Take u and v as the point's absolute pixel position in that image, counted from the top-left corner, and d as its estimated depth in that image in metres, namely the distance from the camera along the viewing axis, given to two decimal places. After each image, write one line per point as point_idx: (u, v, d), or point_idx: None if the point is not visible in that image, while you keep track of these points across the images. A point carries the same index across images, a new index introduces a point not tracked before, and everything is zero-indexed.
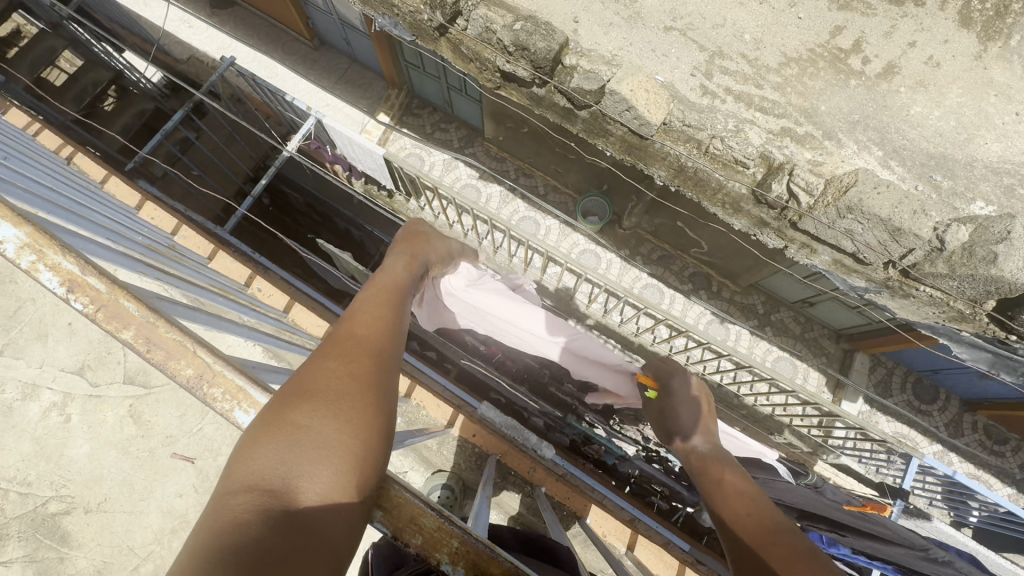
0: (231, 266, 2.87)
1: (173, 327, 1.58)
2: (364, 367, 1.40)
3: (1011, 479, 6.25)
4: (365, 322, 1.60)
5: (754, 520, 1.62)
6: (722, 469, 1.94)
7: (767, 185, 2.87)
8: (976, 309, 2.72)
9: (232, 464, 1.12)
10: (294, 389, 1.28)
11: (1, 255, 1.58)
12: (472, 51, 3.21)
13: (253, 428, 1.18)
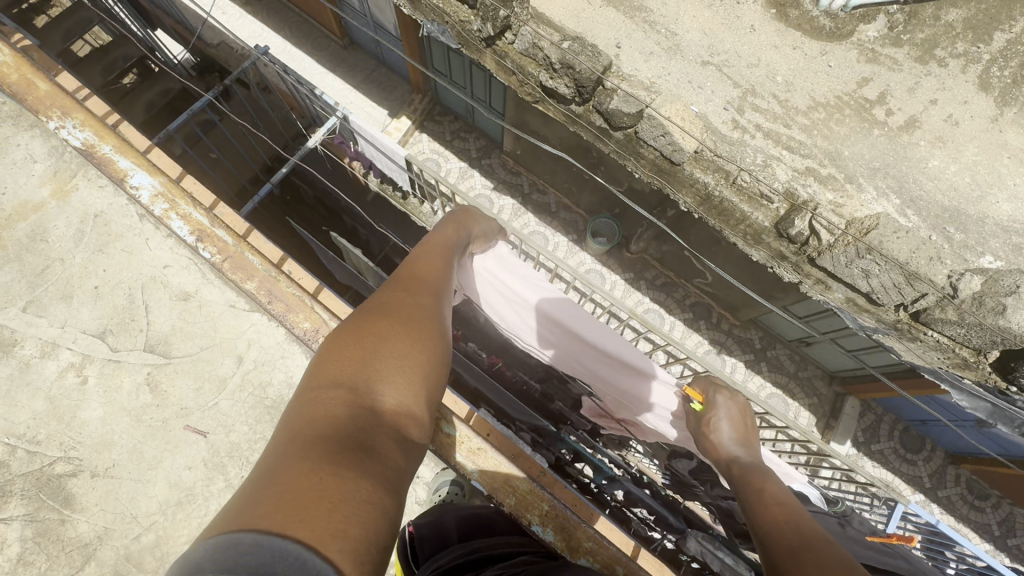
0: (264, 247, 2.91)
1: (287, 285, 2.78)
2: (421, 313, 1.65)
3: (989, 535, 6.32)
4: (416, 273, 1.88)
5: (789, 531, 1.71)
6: (763, 483, 2.05)
7: (789, 220, 2.99)
8: (980, 357, 2.86)
9: (319, 372, 1.39)
10: (358, 321, 1.55)
11: (141, 198, 2.83)
12: (517, 65, 3.34)
13: (332, 345, 1.46)
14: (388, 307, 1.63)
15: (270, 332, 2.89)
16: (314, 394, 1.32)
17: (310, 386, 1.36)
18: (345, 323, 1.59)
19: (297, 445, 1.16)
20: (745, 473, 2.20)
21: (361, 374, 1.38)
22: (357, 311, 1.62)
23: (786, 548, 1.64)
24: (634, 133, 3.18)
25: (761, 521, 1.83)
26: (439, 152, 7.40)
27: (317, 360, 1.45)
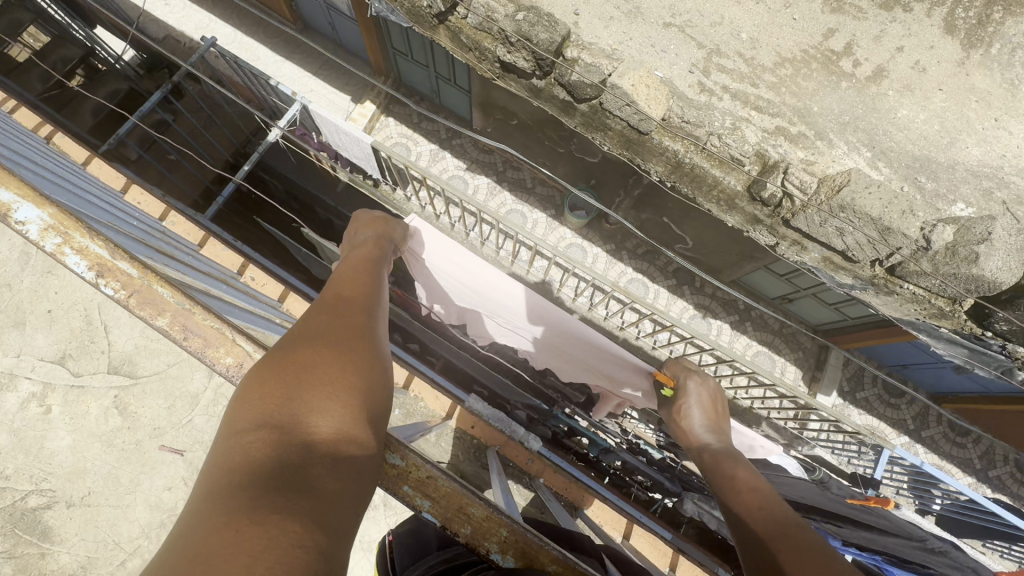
0: (223, 254, 2.82)
1: (208, 315, 1.80)
2: (348, 334, 1.58)
3: (971, 468, 6.55)
4: (340, 294, 1.80)
5: (765, 521, 1.67)
6: (736, 468, 2.04)
7: (762, 183, 2.92)
8: (955, 306, 2.84)
9: (242, 412, 1.29)
10: (278, 355, 1.46)
11: (26, 236, 1.77)
12: (472, 40, 3.18)
13: (254, 383, 1.37)
14: (312, 333, 1.55)
15: None
16: (236, 438, 1.22)
17: (230, 429, 1.26)
18: (264, 358, 1.49)
19: (215, 497, 1.06)
20: (718, 459, 2.18)
21: (287, 407, 1.29)
22: (279, 343, 1.53)
23: (762, 536, 1.61)
24: (599, 104, 3.07)
25: (736, 508, 1.80)
26: (406, 136, 7.19)
27: (238, 399, 1.35)
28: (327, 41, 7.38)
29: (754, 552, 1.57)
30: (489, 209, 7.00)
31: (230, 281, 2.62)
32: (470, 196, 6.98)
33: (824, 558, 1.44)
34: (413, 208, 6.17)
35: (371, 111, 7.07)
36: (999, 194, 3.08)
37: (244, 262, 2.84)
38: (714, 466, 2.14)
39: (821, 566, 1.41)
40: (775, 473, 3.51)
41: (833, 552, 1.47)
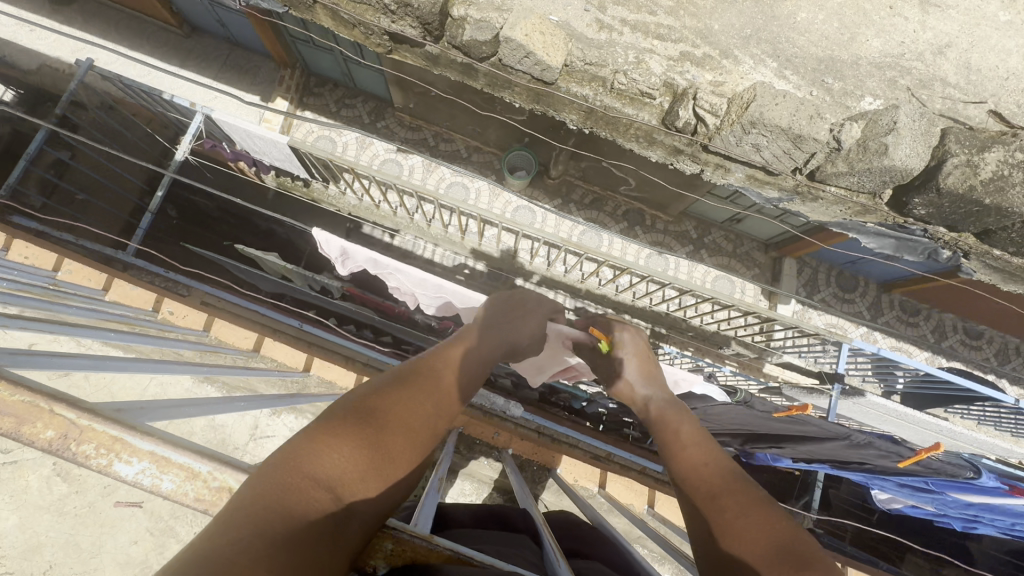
0: (132, 294, 3.17)
1: (20, 388, 1.48)
2: (435, 423, 1.44)
3: (928, 345, 6.86)
4: (456, 375, 1.63)
5: (707, 478, 1.62)
6: (676, 425, 1.95)
7: (674, 112, 2.90)
8: (877, 200, 2.96)
9: (311, 446, 1.19)
10: (375, 416, 1.34)
11: None
12: (354, 16, 2.98)
13: (337, 424, 1.28)
14: (414, 412, 1.41)
15: (175, 387, 2.73)
16: (301, 479, 1.10)
17: (301, 460, 1.15)
18: (362, 400, 1.38)
19: (254, 553, 0.93)
20: (662, 415, 2.08)
21: (356, 486, 1.18)
22: (379, 395, 1.40)
23: (706, 498, 1.55)
24: (499, 61, 2.95)
25: (677, 468, 1.72)
26: (327, 128, 6.83)
27: (321, 432, 1.24)
28: (219, 40, 6.85)
29: (699, 517, 1.51)
30: (428, 188, 6.78)
31: (138, 324, 2.75)
32: (406, 178, 6.73)
33: (765, 514, 1.43)
34: (349, 202, 5.88)
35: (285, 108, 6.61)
36: (903, 82, 3.12)
37: (157, 299, 3.17)
38: (658, 425, 2.04)
39: (763, 526, 1.40)
40: (703, 404, 3.31)
41: (772, 506, 1.46)
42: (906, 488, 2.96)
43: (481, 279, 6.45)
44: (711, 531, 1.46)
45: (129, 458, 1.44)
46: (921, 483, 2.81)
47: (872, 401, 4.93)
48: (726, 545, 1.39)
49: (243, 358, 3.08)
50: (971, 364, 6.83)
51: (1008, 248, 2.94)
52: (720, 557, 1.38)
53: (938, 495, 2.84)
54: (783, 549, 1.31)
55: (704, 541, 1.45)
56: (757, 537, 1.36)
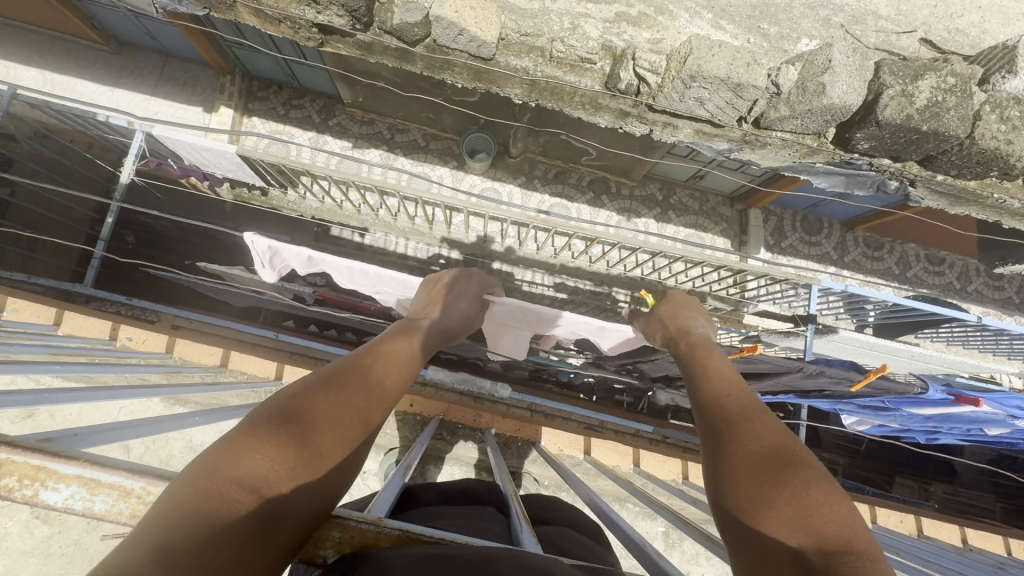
0: (85, 325, 3.11)
1: None
2: (367, 414, 1.44)
3: (895, 277, 7.03)
4: (382, 370, 1.59)
5: (731, 408, 1.64)
6: (708, 365, 1.97)
7: (616, 75, 2.90)
8: (823, 141, 3.02)
9: (238, 444, 1.16)
10: (299, 416, 1.30)
11: None
12: (278, 11, 2.88)
13: (267, 420, 1.26)
14: (337, 410, 1.37)
15: (147, 410, 2.95)
16: (221, 486, 1.06)
17: (220, 468, 1.10)
18: (286, 402, 1.33)
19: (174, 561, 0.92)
20: (697, 354, 2.11)
21: (280, 488, 1.15)
22: (301, 396, 1.35)
23: (724, 421, 1.59)
24: (433, 42, 2.92)
25: (705, 399, 1.76)
26: (278, 132, 6.61)
27: (243, 437, 1.18)
28: (149, 52, 6.52)
29: (716, 437, 1.55)
30: (389, 182, 6.64)
31: (95, 353, 2.71)
32: (365, 175, 6.59)
33: (783, 436, 1.46)
34: (310, 205, 5.72)
35: (231, 116, 6.36)
36: (837, 20, 3.15)
37: (113, 326, 3.16)
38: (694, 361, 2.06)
39: (776, 447, 1.42)
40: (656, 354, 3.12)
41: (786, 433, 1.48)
42: (866, 411, 3.12)
43: (458, 267, 6.38)
44: (724, 447, 1.49)
45: (59, 484, 1.29)
46: (879, 403, 2.95)
47: (845, 336, 5.06)
48: (732, 462, 1.43)
49: (211, 374, 3.07)
50: (937, 290, 7.01)
51: (951, 171, 3.02)
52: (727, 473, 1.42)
53: (895, 413, 3.01)
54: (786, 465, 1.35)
55: (713, 460, 1.49)
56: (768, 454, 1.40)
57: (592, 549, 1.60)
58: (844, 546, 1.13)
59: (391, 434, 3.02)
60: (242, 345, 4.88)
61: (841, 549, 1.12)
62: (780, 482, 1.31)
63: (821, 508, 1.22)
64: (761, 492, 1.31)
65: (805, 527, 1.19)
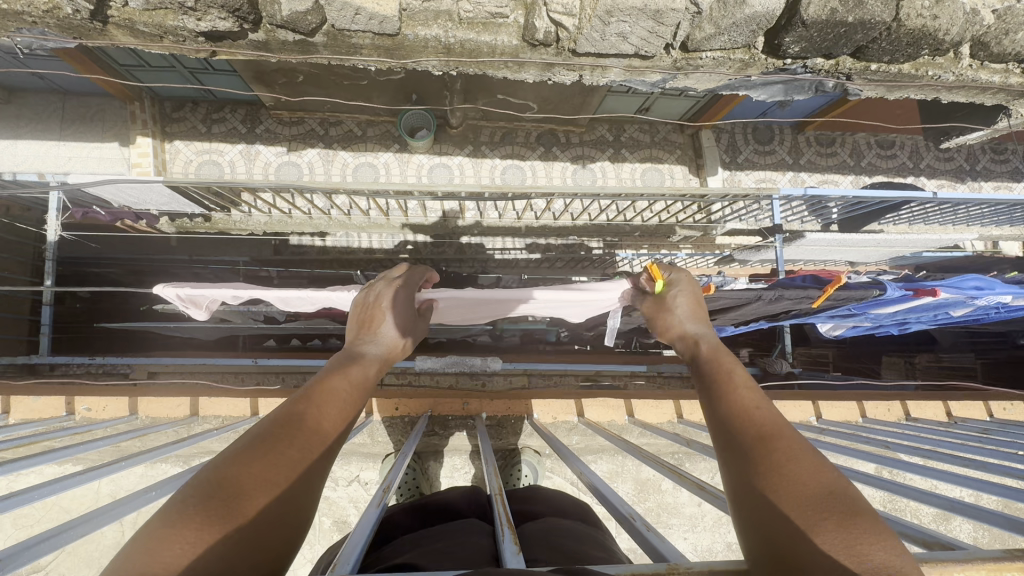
0: (38, 406, 2.97)
1: None
2: (303, 470, 1.29)
3: (852, 169, 7.05)
4: (317, 418, 1.43)
5: (761, 418, 1.33)
6: (726, 362, 1.63)
7: (531, 26, 2.75)
8: (753, 51, 2.93)
9: (156, 534, 1.03)
10: (225, 490, 1.15)
11: None
12: (155, 26, 2.64)
13: (191, 502, 1.11)
14: (270, 474, 1.22)
15: (126, 480, 2.85)
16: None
17: (137, 561, 1.00)
18: (205, 477, 1.18)
19: None
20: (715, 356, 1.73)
21: (215, 570, 1.03)
22: (226, 464, 1.20)
23: (753, 433, 1.29)
24: (331, 27, 2.73)
25: (726, 400, 1.44)
26: (204, 151, 6.20)
27: (160, 526, 1.05)
28: (43, 92, 5.92)
29: (730, 434, 1.34)
30: (333, 180, 6.34)
31: (48, 437, 2.58)
32: (306, 177, 6.26)
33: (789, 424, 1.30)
34: (258, 221, 5.44)
35: (151, 145, 5.92)
36: None
37: (68, 400, 3.01)
38: (709, 362, 1.69)
39: (820, 474, 1.13)
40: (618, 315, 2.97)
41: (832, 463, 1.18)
42: (835, 319, 3.19)
43: (427, 250, 6.12)
44: (748, 465, 1.23)
45: None
46: (844, 310, 3.00)
47: (811, 239, 5.12)
48: (766, 488, 1.16)
49: (181, 427, 2.95)
50: (892, 173, 7.06)
51: (884, 58, 2.98)
52: (757, 499, 1.16)
53: (860, 315, 3.08)
54: (837, 503, 1.07)
55: (742, 482, 1.22)
56: (812, 487, 1.11)
57: (583, 529, 1.59)
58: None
59: (383, 440, 3.03)
60: (221, 379, 4.74)
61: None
62: (823, 517, 1.05)
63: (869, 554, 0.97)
64: (787, 484, 1.14)
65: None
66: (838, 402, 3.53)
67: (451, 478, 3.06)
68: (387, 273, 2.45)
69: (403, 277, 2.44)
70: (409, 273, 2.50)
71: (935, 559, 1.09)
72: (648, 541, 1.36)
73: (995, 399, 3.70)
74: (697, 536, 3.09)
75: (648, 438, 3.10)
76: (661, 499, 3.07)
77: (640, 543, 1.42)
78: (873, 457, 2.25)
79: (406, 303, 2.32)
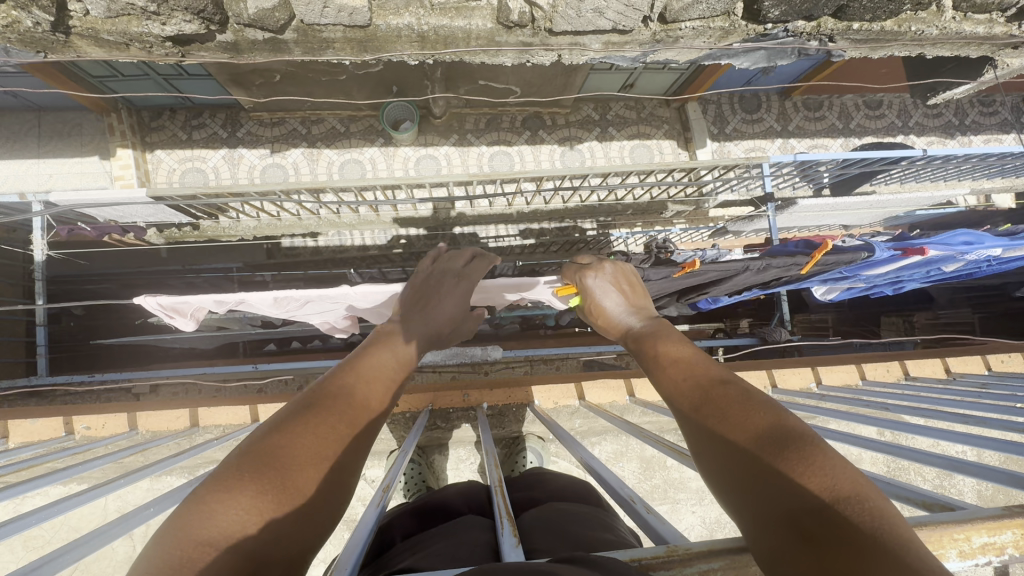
0: (37, 428, 2.95)
1: None
2: (346, 441, 1.20)
3: (841, 132, 6.98)
4: (362, 393, 1.35)
5: (692, 383, 1.30)
6: (666, 333, 1.62)
7: (504, 7, 2.70)
8: (732, 18, 2.87)
9: (207, 497, 0.95)
10: (276, 458, 1.06)
11: None
12: (120, 34, 2.58)
13: (243, 465, 1.03)
14: (317, 447, 1.13)
15: (132, 494, 2.85)
16: (187, 552, 0.86)
17: (188, 523, 0.91)
18: (258, 441, 1.10)
19: None
20: (645, 335, 1.68)
21: (265, 546, 0.93)
22: (279, 433, 1.12)
23: (697, 391, 1.27)
24: (301, 23, 2.67)
25: (670, 364, 1.42)
26: (186, 159, 6.11)
27: (214, 490, 0.97)
28: (18, 111, 5.81)
29: (676, 395, 1.32)
30: (319, 179, 6.26)
31: (46, 459, 2.57)
32: (292, 178, 6.19)
33: (728, 376, 1.29)
34: (247, 225, 5.38)
35: (132, 156, 5.83)
36: None
37: (66, 420, 3.00)
38: (638, 348, 1.64)
39: (762, 418, 1.12)
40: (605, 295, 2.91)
41: (764, 399, 1.17)
42: (827, 283, 3.19)
43: (421, 243, 6.07)
44: (700, 424, 1.20)
45: None
46: (834, 274, 3.01)
47: (802, 205, 5.10)
48: (721, 442, 1.13)
49: (183, 439, 2.94)
50: (881, 133, 7.00)
51: (865, 17, 2.93)
52: (716, 456, 1.13)
53: (851, 278, 3.08)
54: (775, 439, 1.05)
55: (700, 442, 1.19)
56: (752, 433, 1.09)
57: (584, 515, 1.60)
58: (855, 512, 0.90)
59: (387, 437, 3.03)
60: (224, 387, 4.75)
61: (852, 527, 0.87)
62: (769, 456, 1.03)
63: (815, 477, 0.96)
64: (737, 433, 1.11)
65: (808, 513, 0.92)
66: (837, 366, 3.54)
67: (457, 470, 3.07)
68: (444, 261, 2.35)
69: (452, 265, 2.31)
70: (458, 260, 2.36)
71: (933, 521, 1.09)
72: (648, 522, 1.36)
73: (994, 353, 3.71)
74: (705, 509, 3.12)
75: (649, 416, 3.12)
76: (667, 475, 3.10)
77: (640, 526, 1.42)
78: (873, 420, 2.25)
79: (454, 288, 2.17)
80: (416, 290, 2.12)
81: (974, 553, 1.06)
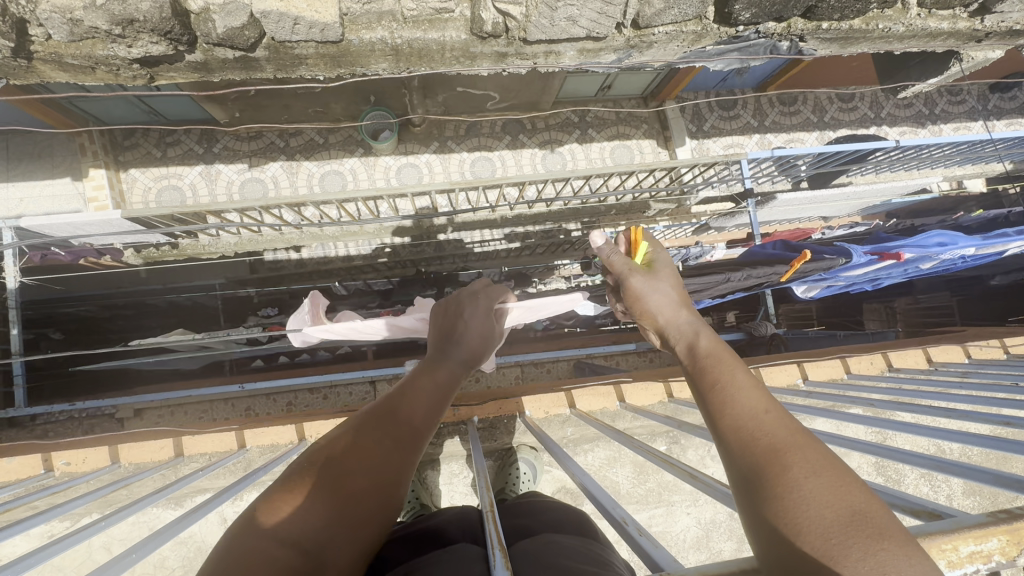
0: (16, 466, 2.87)
1: None
2: (394, 458, 1.40)
3: (816, 125, 7.10)
4: (408, 413, 1.52)
5: (766, 433, 1.22)
6: (731, 362, 1.51)
7: (478, 18, 2.68)
8: (704, 22, 2.89)
9: (279, 494, 1.23)
10: (332, 471, 1.30)
11: None
12: (86, 57, 2.51)
13: (303, 474, 1.29)
14: (366, 462, 1.35)
15: (118, 529, 2.77)
16: (263, 554, 1.06)
17: (268, 514, 1.17)
18: (317, 454, 1.35)
19: None
20: (701, 359, 1.59)
21: (324, 538, 1.18)
22: (335, 448, 1.36)
23: (767, 445, 1.18)
24: (272, 40, 2.63)
25: (736, 402, 1.33)
26: (162, 177, 6.00)
27: (283, 490, 1.24)
28: None
29: (742, 440, 1.24)
30: (299, 192, 6.19)
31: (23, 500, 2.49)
32: (271, 193, 6.11)
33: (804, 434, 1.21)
34: (228, 243, 5.30)
35: (105, 177, 5.71)
36: None
37: (45, 457, 2.91)
38: (694, 373, 1.55)
39: (849, 493, 1.04)
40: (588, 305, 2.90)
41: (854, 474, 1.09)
42: (808, 285, 3.23)
43: (406, 252, 6.02)
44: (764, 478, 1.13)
45: None
46: (815, 277, 3.05)
47: (781, 200, 5.18)
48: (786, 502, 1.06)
49: (167, 471, 2.88)
50: (854, 125, 7.13)
51: (834, 16, 2.98)
52: (776, 516, 1.06)
53: (831, 280, 3.12)
54: (857, 523, 0.99)
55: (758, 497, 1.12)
56: (836, 505, 1.02)
57: (576, 541, 1.60)
58: None
59: None
60: (211, 408, 4.66)
61: None
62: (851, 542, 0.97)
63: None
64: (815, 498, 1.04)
65: None
66: (823, 361, 3.58)
67: (451, 485, 3.04)
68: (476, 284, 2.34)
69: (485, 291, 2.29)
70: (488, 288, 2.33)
71: (923, 533, 1.10)
72: (641, 547, 1.36)
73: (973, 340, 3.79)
74: (700, 510, 3.13)
75: (640, 421, 3.13)
76: (660, 479, 3.11)
77: (633, 549, 1.43)
78: (859, 419, 2.28)
79: (482, 305, 2.15)
80: (446, 311, 2.12)
81: (962, 562, 1.07)
